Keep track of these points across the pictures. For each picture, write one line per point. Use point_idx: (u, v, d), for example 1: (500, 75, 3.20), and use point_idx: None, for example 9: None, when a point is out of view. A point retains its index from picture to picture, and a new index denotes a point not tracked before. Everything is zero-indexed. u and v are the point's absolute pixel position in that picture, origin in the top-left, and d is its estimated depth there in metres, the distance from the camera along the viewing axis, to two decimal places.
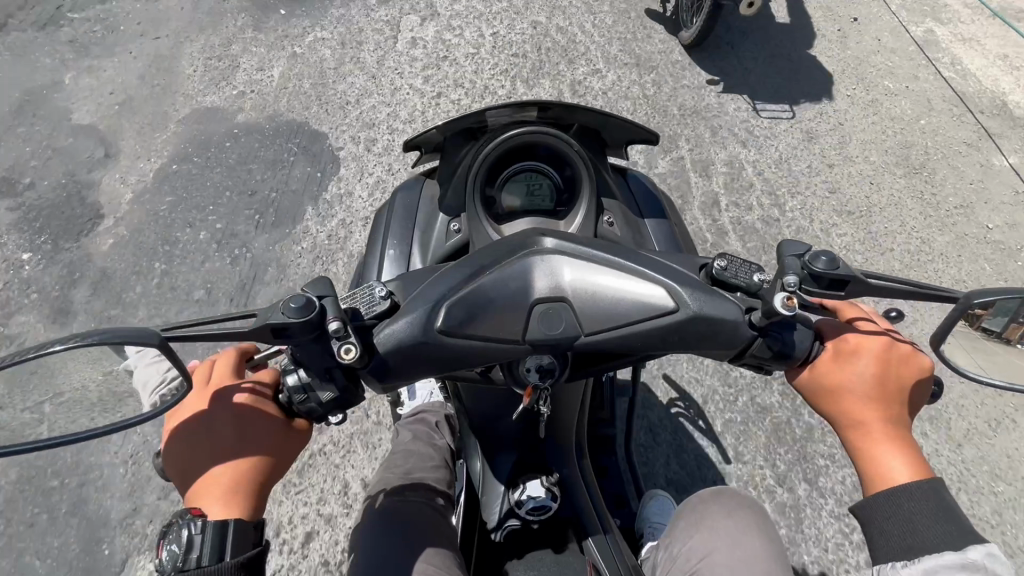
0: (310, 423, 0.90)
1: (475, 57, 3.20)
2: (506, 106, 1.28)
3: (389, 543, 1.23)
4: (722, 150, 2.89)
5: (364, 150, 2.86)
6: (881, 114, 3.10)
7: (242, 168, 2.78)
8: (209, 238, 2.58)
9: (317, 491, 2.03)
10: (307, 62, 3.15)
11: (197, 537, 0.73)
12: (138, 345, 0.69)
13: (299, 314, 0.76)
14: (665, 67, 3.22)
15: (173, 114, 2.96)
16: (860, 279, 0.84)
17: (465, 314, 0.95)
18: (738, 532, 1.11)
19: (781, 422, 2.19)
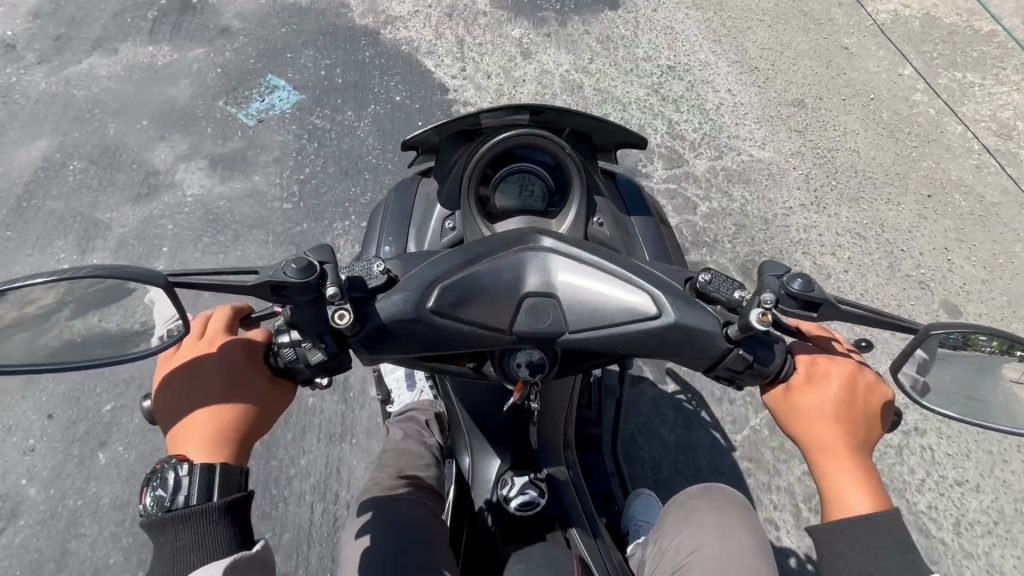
0: (295, 382, 0.93)
1: (447, 5, 3.08)
2: (499, 108, 1.32)
3: (387, 534, 1.25)
4: (706, 142, 2.76)
5: (331, 89, 2.74)
6: (873, 105, 2.95)
7: (205, 116, 2.64)
8: (176, 192, 2.45)
9: (292, 467, 1.99)
10: (291, 2, 3.04)
11: (184, 479, 0.77)
12: (145, 284, 0.73)
13: (300, 274, 0.80)
14: (689, 40, 3.11)
15: (169, 41, 2.85)
16: (832, 302, 0.89)
17: (457, 297, 1.00)
18: (726, 529, 1.15)
19: (758, 438, 2.19)
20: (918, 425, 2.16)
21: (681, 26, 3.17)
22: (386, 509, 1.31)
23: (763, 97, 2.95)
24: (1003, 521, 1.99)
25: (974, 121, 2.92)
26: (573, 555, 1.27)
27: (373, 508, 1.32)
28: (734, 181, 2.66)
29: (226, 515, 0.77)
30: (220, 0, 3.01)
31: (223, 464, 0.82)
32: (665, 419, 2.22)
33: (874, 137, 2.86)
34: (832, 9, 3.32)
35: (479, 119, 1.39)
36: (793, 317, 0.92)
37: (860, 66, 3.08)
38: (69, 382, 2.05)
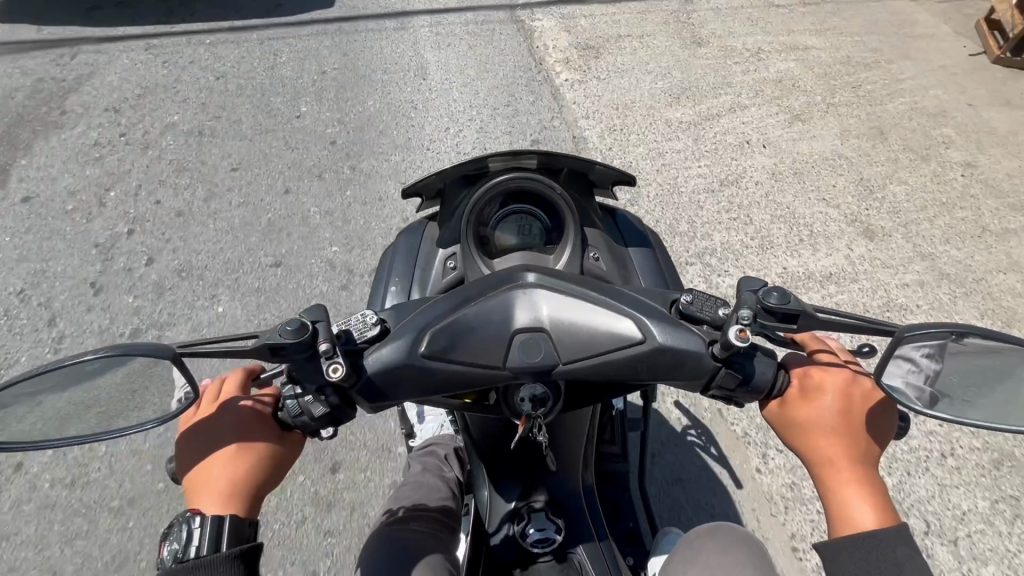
0: (305, 435, 1.00)
1: (453, 120, 3.63)
2: (503, 154, 1.42)
3: (391, 561, 1.28)
4: (685, 214, 3.13)
5: (358, 193, 3.18)
6: (828, 183, 3.39)
7: (248, 218, 3.07)
8: (219, 280, 2.79)
9: (320, 524, 2.12)
10: (322, 121, 3.59)
11: (196, 530, 0.85)
12: (153, 358, 0.82)
13: (294, 335, 0.88)
14: (663, 133, 3.60)
15: (232, 154, 3.40)
16: (809, 313, 0.90)
17: (448, 340, 1.05)
18: (730, 571, 1.12)
19: (774, 470, 2.17)
20: (910, 463, 2.30)
21: (658, 120, 3.67)
22: (394, 542, 1.33)
23: (734, 177, 3.36)
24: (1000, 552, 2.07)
25: (932, 191, 3.35)
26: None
27: (381, 537, 1.35)
28: (720, 244, 3.00)
29: (231, 565, 0.83)
30: (278, 120, 3.60)
31: (233, 514, 0.88)
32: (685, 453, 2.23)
33: (839, 202, 3.28)
34: (786, 102, 3.86)
35: (483, 164, 1.47)
36: (773, 330, 0.93)
37: (819, 142, 3.62)
38: (126, 451, 2.25)
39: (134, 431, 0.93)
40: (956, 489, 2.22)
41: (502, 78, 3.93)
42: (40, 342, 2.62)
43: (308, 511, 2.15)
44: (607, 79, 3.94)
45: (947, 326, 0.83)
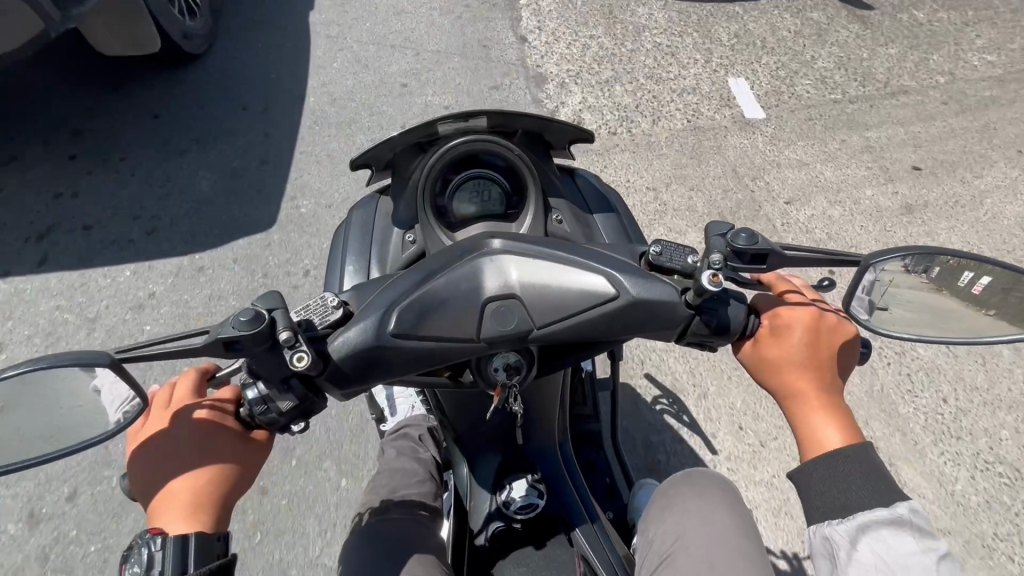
0: (271, 434, 0.93)
1: (396, 90, 3.53)
2: (451, 116, 1.30)
3: (379, 560, 1.25)
4: (635, 164, 3.19)
5: (306, 178, 3.09)
6: (771, 118, 3.49)
7: (190, 213, 2.94)
8: (169, 281, 2.70)
9: (304, 514, 2.08)
10: (256, 102, 3.42)
11: (156, 553, 0.77)
12: (94, 366, 0.73)
13: (249, 326, 0.80)
14: (610, 81, 3.59)
15: (161, 144, 3.20)
16: (778, 252, 0.91)
17: (417, 316, 1.00)
18: (708, 511, 1.19)
19: (731, 419, 2.37)
20: (866, 380, 2.44)
21: (604, 71, 3.66)
22: (379, 533, 1.31)
23: (681, 122, 3.42)
24: (944, 450, 2.27)
25: (882, 131, 3.44)
26: (575, 552, 1.33)
27: (365, 531, 1.32)
28: (670, 194, 3.09)
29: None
30: (210, 108, 3.36)
31: (199, 531, 0.81)
32: (651, 411, 2.39)
33: (783, 137, 3.39)
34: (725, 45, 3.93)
35: (434, 128, 1.37)
36: (743, 272, 0.94)
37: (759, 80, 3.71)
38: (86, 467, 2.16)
39: (79, 450, 0.83)
40: (906, 401, 2.39)
41: (442, 40, 3.81)
42: None
43: (289, 503, 2.10)
44: (550, 32, 3.88)
45: (899, 250, 0.89)
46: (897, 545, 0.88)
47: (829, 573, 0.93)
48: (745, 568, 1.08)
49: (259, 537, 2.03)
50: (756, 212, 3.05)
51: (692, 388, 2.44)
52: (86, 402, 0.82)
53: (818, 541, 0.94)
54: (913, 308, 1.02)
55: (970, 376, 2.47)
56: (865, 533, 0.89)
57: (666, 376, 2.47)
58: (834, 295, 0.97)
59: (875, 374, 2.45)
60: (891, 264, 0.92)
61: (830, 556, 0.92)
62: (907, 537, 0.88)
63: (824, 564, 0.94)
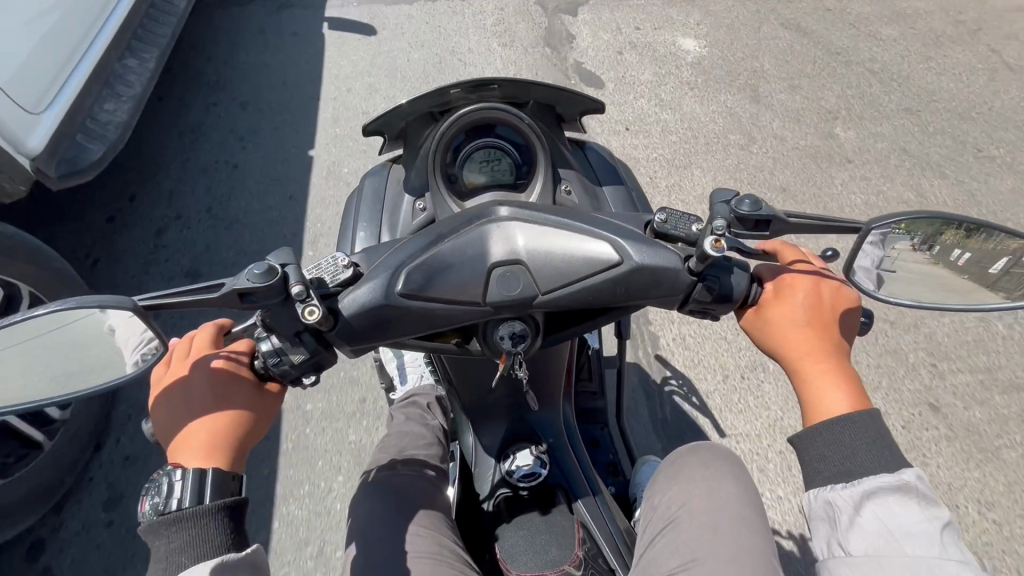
0: (285, 385, 0.97)
1: (411, 70, 3.65)
2: (465, 84, 1.32)
3: (387, 516, 1.30)
4: (643, 146, 3.27)
5: (325, 153, 3.23)
6: (781, 96, 3.51)
7: (217, 190, 3.11)
8: (197, 255, 2.87)
9: (317, 475, 2.16)
10: (278, 83, 3.59)
11: (177, 482, 0.82)
12: (119, 311, 0.78)
13: (263, 280, 0.84)
14: (619, 65, 3.67)
15: (189, 125, 3.39)
16: (781, 218, 0.91)
17: (425, 277, 1.03)
18: (712, 481, 1.28)
19: (737, 393, 2.40)
20: (873, 356, 2.45)
21: (613, 54, 3.73)
22: (389, 487, 1.36)
23: (689, 104, 3.48)
24: (950, 428, 2.28)
25: (893, 110, 3.46)
26: (575, 519, 1.35)
27: (374, 485, 1.37)
28: (678, 172, 3.15)
29: (216, 517, 0.82)
30: (228, 94, 3.52)
31: (217, 467, 0.86)
32: (654, 387, 2.43)
33: (793, 116, 3.42)
34: (734, 26, 3.95)
35: (446, 96, 1.38)
36: (746, 239, 0.95)
37: (769, 60, 3.73)
38: (118, 425, 2.32)
39: (97, 391, 0.88)
40: (914, 377, 2.39)
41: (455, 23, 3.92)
42: None
43: (303, 465, 2.17)
44: (560, 15, 3.96)
45: (912, 213, 0.88)
46: (900, 513, 0.88)
47: (827, 537, 0.94)
48: (747, 535, 1.17)
49: (270, 497, 2.10)
50: (763, 189, 3.09)
51: (696, 362, 2.47)
52: (105, 346, 0.88)
53: (818, 506, 0.95)
54: (921, 280, 1.00)
55: (980, 354, 2.47)
56: (869, 500, 0.89)
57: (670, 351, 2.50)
58: (840, 265, 0.97)
59: (882, 351, 2.46)
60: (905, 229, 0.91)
61: (831, 520, 0.92)
62: (912, 505, 0.88)
63: (823, 526, 0.94)
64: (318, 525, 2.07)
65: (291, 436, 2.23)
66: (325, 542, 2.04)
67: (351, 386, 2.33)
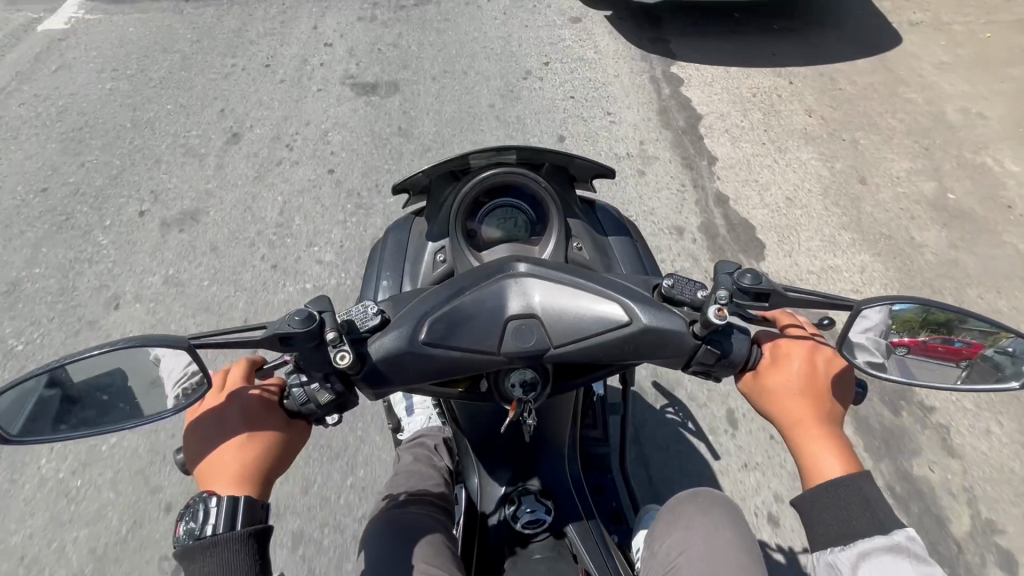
0: (310, 422, 1.03)
1: (433, 93, 3.76)
2: (486, 150, 1.44)
3: (394, 549, 1.33)
4: (654, 180, 3.32)
5: (345, 171, 3.30)
6: (789, 139, 3.58)
7: (236, 205, 3.16)
8: (213, 266, 2.90)
9: (320, 501, 2.17)
10: (302, 102, 3.70)
11: (212, 509, 0.88)
12: (170, 349, 0.85)
13: (302, 325, 0.92)
14: (632, 101, 3.77)
15: (217, 139, 3.50)
16: (779, 292, 0.99)
17: (446, 328, 1.10)
18: (711, 528, 1.31)
19: (741, 438, 2.39)
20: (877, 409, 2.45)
21: (627, 91, 3.84)
22: (397, 521, 1.40)
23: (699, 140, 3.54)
24: (955, 486, 2.27)
25: (904, 154, 3.51)
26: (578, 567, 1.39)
27: (381, 518, 1.42)
28: (690, 211, 3.19)
29: (248, 543, 0.87)
30: (250, 115, 3.63)
31: (248, 495, 0.91)
32: (658, 433, 2.41)
33: (805, 158, 3.48)
34: (746, 64, 4.06)
35: (467, 160, 1.49)
36: (747, 309, 1.02)
37: (782, 101, 3.81)
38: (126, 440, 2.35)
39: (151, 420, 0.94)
40: (918, 433, 2.40)
41: (475, 53, 4.08)
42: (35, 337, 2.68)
43: (308, 488, 2.20)
44: (577, 54, 4.11)
45: (897, 297, 0.98)
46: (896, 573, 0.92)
47: None
48: None
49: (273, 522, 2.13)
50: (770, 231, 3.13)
51: (698, 405, 2.47)
52: (152, 382, 0.94)
53: (820, 566, 0.98)
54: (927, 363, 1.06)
55: (986, 413, 2.47)
56: (866, 560, 0.94)
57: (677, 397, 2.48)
58: (835, 337, 1.04)
59: (888, 405, 2.46)
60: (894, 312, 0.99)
61: None
62: (904, 563, 0.93)
63: None
64: (317, 552, 2.06)
65: (301, 462, 2.27)
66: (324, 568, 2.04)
67: (358, 413, 2.37)
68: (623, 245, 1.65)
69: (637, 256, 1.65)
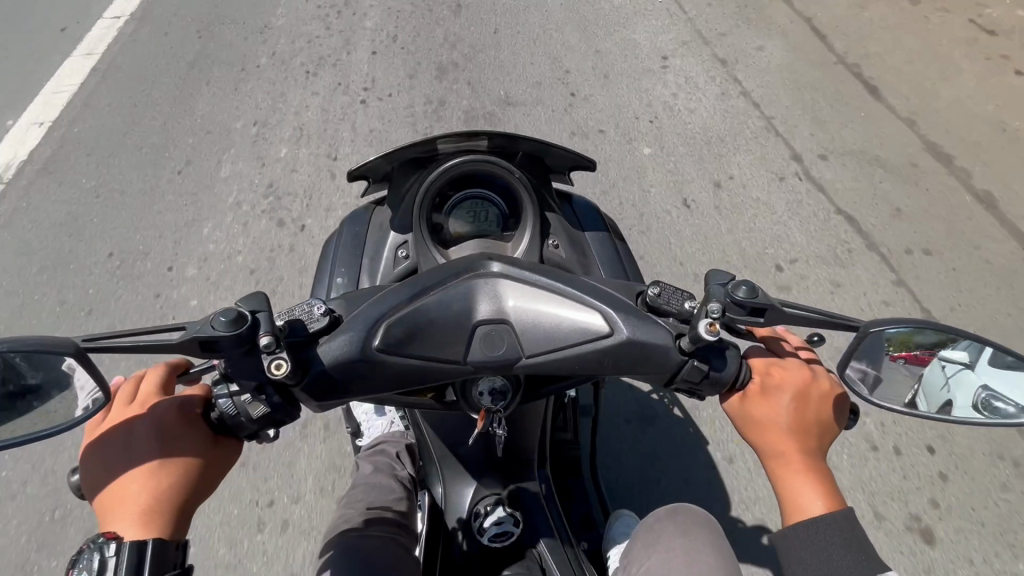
0: (243, 438, 0.89)
1: (404, 50, 3.51)
2: (455, 135, 1.31)
3: (351, 572, 1.21)
4: (641, 146, 3.08)
5: (306, 133, 3.07)
6: (785, 97, 3.32)
7: (189, 173, 2.93)
8: (161, 238, 2.67)
9: (274, 498, 2.03)
10: (264, 63, 3.45)
11: (110, 559, 0.73)
12: (58, 354, 0.70)
13: (228, 328, 0.78)
14: (618, 60, 3.51)
15: (171, 102, 3.25)
16: (776, 307, 0.90)
17: (406, 332, 0.97)
18: (694, 551, 1.23)
19: (716, 437, 2.33)
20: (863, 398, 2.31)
21: (612, 49, 3.57)
22: (354, 544, 1.27)
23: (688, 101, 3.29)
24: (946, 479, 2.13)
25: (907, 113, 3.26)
26: None
27: (339, 540, 1.29)
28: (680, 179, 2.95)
29: None
30: (206, 76, 3.38)
31: (157, 537, 0.76)
32: (632, 435, 2.33)
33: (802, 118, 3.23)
34: (739, 19, 3.78)
35: (434, 146, 1.35)
36: (739, 323, 0.93)
37: (776, 58, 3.54)
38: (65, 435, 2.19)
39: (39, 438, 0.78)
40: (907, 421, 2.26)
41: (450, 9, 3.81)
42: None
43: (260, 487, 2.04)
44: (558, 9, 3.83)
45: (920, 321, 0.87)
46: None
47: None
48: None
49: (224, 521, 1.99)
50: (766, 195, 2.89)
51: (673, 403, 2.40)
52: (45, 391, 0.79)
53: None
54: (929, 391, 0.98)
55: None
56: None
57: (653, 394, 2.42)
58: (832, 359, 0.95)
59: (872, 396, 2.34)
60: (907, 338, 0.90)
61: None
62: None
63: None
64: (274, 549, 1.95)
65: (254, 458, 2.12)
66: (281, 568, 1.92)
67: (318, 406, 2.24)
68: (604, 250, 1.54)
69: (619, 261, 1.55)
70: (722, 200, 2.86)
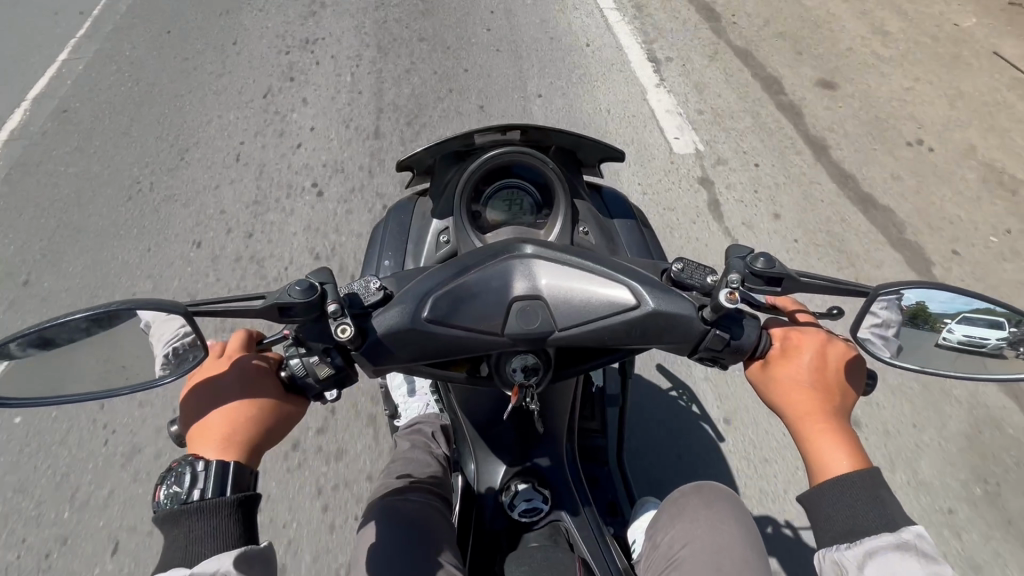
0: (308, 397, 1.00)
1: (430, 66, 3.69)
2: (492, 129, 1.42)
3: (393, 532, 1.31)
4: (658, 157, 3.20)
5: (340, 144, 3.23)
6: (795, 115, 3.45)
7: (230, 179, 3.09)
8: (206, 241, 2.84)
9: (315, 483, 2.15)
10: (299, 77, 3.64)
11: (199, 473, 0.85)
12: (167, 314, 0.84)
13: (303, 295, 0.89)
14: (636, 73, 3.63)
15: (214, 113, 3.45)
16: (792, 277, 0.97)
17: (451, 306, 1.08)
18: (716, 521, 1.29)
19: (737, 429, 2.38)
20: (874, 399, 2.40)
21: (631, 62, 3.70)
22: (396, 511, 1.36)
23: (704, 115, 3.42)
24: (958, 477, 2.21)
25: (910, 133, 3.41)
26: (575, 556, 1.35)
27: (381, 503, 1.40)
28: (697, 189, 3.06)
29: (234, 510, 0.86)
30: (246, 89, 3.58)
31: (236, 461, 0.89)
32: (657, 426, 2.40)
33: (813, 136, 3.37)
34: (752, 38, 3.93)
35: (472, 139, 1.46)
36: (758, 293, 1.00)
37: (788, 76, 3.69)
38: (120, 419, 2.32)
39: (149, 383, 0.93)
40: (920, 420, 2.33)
41: (475, 27, 3.99)
42: (26, 312, 2.64)
43: (303, 470, 2.18)
44: (577, 25, 3.98)
45: (971, 292, 0.96)
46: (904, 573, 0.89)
47: None
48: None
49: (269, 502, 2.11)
50: (780, 208, 3.01)
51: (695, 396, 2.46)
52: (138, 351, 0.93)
53: (826, 564, 0.96)
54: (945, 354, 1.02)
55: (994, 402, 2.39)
56: (873, 558, 0.91)
57: (673, 391, 2.47)
58: (846, 326, 1.02)
59: (886, 396, 2.41)
60: (953, 312, 0.98)
61: None
62: (913, 562, 0.89)
63: None
64: (315, 528, 2.06)
65: (295, 445, 2.25)
66: (322, 546, 2.03)
67: (354, 397, 2.36)
68: (635, 236, 1.62)
69: (650, 245, 1.63)
70: (738, 208, 2.99)
